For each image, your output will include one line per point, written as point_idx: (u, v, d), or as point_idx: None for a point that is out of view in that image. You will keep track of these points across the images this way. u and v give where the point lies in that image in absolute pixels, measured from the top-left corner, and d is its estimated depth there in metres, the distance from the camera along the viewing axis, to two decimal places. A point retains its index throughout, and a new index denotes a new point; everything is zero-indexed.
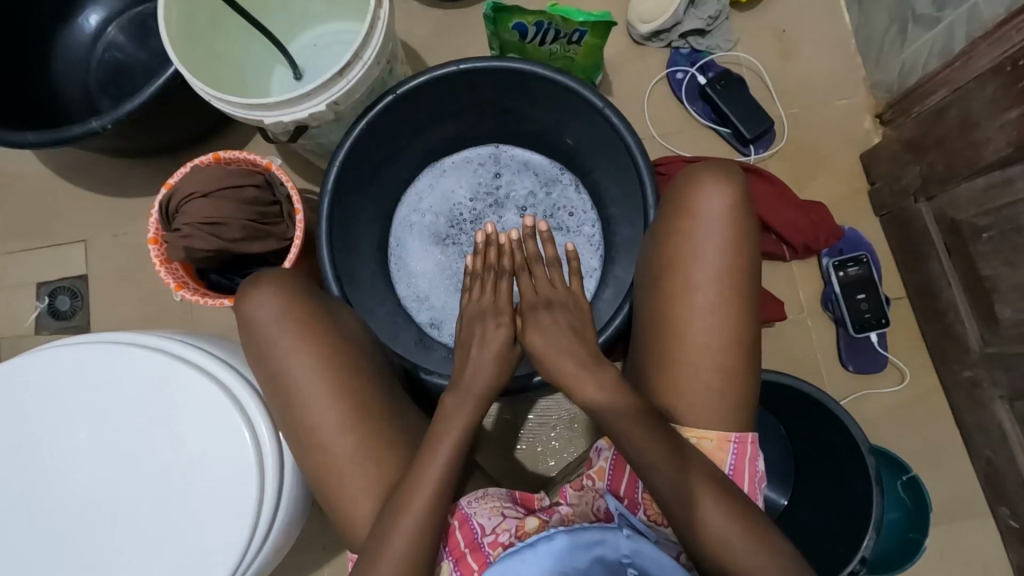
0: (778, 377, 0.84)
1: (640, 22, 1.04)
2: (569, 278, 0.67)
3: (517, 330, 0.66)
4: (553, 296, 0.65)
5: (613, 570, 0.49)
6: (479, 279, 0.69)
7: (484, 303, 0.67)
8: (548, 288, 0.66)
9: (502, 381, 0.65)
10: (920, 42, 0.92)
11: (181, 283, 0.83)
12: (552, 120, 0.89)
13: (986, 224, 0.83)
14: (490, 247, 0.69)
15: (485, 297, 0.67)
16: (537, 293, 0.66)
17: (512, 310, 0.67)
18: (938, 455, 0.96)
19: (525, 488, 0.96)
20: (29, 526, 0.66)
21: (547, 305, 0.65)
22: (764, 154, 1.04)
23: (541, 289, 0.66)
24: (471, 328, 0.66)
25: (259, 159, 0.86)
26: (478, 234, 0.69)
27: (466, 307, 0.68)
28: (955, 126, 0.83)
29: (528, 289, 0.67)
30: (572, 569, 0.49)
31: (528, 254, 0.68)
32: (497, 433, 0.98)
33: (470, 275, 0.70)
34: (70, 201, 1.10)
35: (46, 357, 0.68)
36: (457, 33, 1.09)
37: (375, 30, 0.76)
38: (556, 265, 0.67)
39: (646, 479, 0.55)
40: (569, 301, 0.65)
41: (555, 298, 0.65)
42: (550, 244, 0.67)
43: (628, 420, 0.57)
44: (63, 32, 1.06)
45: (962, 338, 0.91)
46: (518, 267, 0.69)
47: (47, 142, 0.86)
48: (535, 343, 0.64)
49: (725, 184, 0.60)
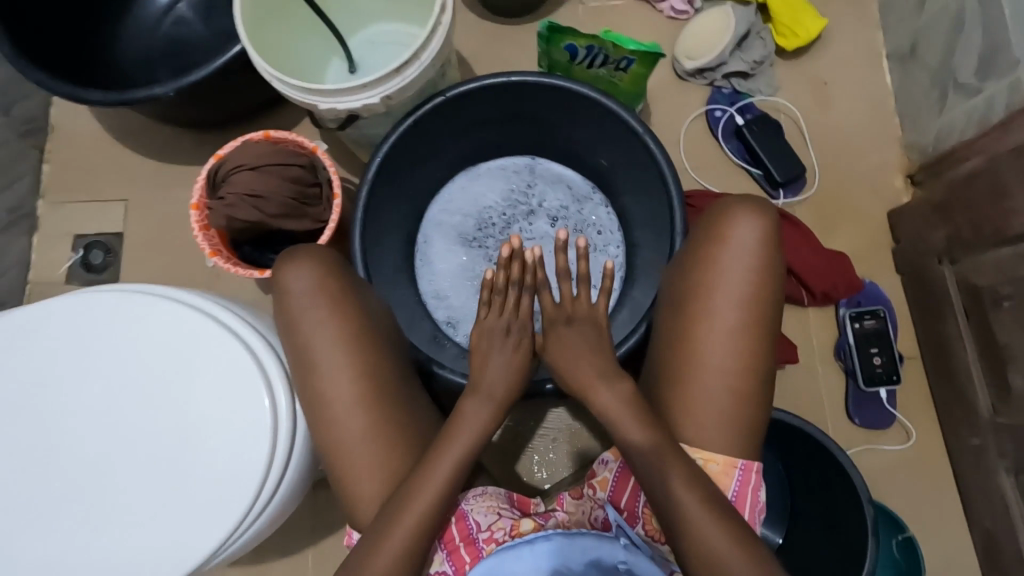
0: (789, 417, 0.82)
1: (685, 59, 1.07)
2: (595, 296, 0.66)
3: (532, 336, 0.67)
4: (575, 312, 0.65)
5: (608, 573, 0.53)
6: (502, 292, 0.66)
7: (500, 308, 0.66)
8: (571, 303, 0.65)
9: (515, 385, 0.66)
10: (959, 109, 0.94)
11: (216, 249, 0.87)
12: (591, 140, 0.91)
13: (1007, 292, 0.83)
14: (514, 261, 0.64)
15: (506, 313, 0.66)
16: (561, 308, 0.65)
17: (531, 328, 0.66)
18: (936, 521, 0.95)
19: (518, 492, 0.97)
20: (45, 458, 0.67)
21: (569, 320, 0.65)
22: (793, 199, 1.06)
23: (564, 304, 0.65)
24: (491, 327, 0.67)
25: (307, 142, 0.89)
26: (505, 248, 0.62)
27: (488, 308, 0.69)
28: (987, 193, 0.84)
29: (548, 302, 0.65)
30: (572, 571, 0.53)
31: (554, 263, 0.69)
32: (496, 437, 0.99)
33: (493, 289, 0.66)
34: (119, 160, 1.15)
35: (86, 299, 0.70)
36: (509, 47, 1.13)
37: (436, 34, 0.80)
38: (584, 282, 0.65)
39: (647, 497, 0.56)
40: (583, 321, 0.65)
41: (578, 313, 0.65)
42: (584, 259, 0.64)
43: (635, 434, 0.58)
44: (137, 1, 1.12)
45: (972, 404, 0.91)
46: (539, 284, 0.65)
47: (111, 101, 0.90)
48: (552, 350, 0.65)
49: (754, 218, 0.62)
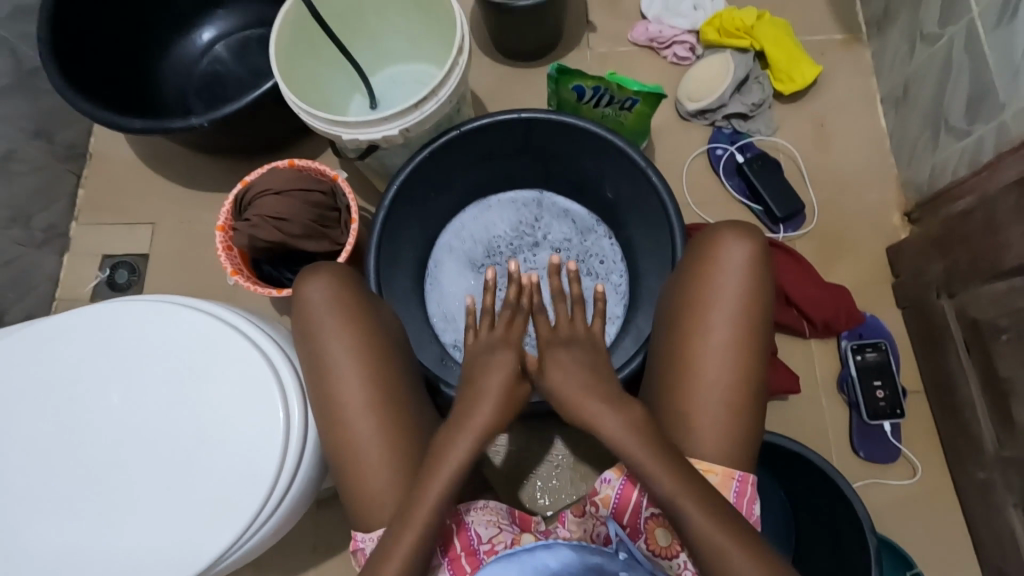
0: (785, 442, 0.83)
1: (688, 100, 1.13)
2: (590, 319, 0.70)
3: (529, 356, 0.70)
4: (570, 333, 0.68)
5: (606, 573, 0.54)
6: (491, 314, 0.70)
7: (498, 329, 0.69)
8: (566, 324, 0.69)
9: (519, 400, 0.68)
10: (951, 150, 0.98)
11: (237, 269, 0.91)
12: (597, 173, 0.96)
13: (1006, 326, 0.85)
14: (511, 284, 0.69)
15: (502, 333, 0.69)
16: (556, 331, 0.69)
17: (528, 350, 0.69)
18: (945, 560, 0.94)
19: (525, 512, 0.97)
20: (67, 459, 0.70)
21: (566, 342, 0.68)
22: (793, 233, 1.10)
23: (559, 325, 0.69)
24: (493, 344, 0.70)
25: (328, 170, 0.95)
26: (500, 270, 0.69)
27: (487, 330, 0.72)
28: (980, 230, 0.86)
29: (544, 325, 0.69)
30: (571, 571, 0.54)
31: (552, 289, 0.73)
32: (499, 461, 0.99)
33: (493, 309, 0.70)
34: (151, 186, 1.22)
35: (117, 308, 0.74)
36: (522, 87, 1.20)
37: (453, 73, 0.86)
38: (578, 305, 0.69)
39: None
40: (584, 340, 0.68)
41: (572, 335, 0.68)
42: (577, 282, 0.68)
43: (636, 447, 0.60)
44: (178, 41, 1.21)
45: (978, 439, 0.91)
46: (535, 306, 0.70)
47: (150, 129, 0.97)
48: (555, 368, 0.67)
49: (748, 244, 0.65)
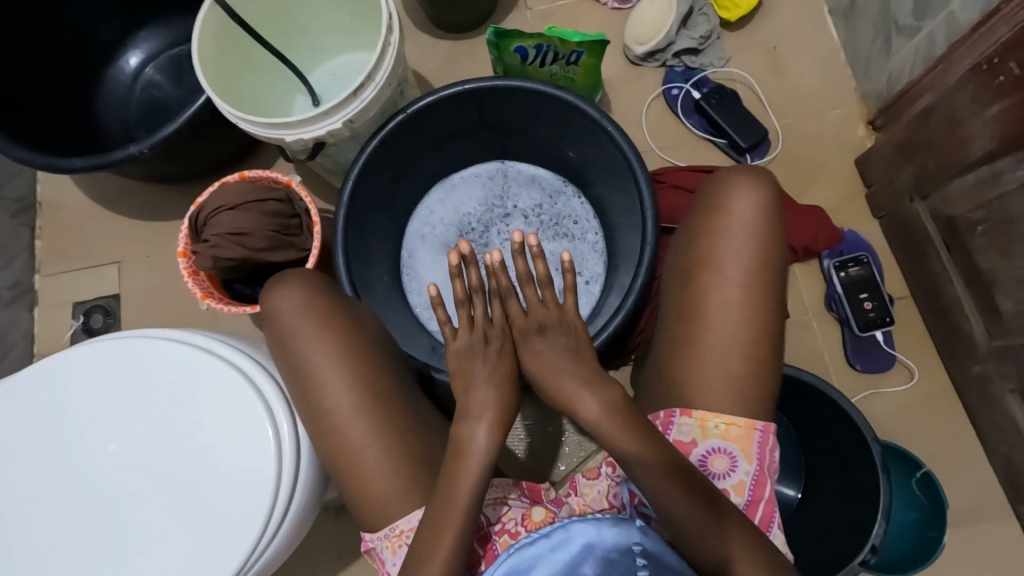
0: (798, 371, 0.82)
1: (635, 44, 1.10)
2: (563, 296, 0.65)
3: (508, 340, 0.65)
4: (546, 318, 0.64)
5: (625, 565, 0.51)
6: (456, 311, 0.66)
7: (477, 322, 0.65)
8: (538, 307, 0.64)
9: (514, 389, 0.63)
10: (904, 51, 0.96)
11: (207, 292, 0.90)
12: (555, 133, 0.93)
13: (981, 218, 0.84)
14: (468, 267, 0.65)
15: (474, 327, 0.65)
16: (529, 317, 0.64)
17: (505, 332, 0.65)
18: (953, 454, 0.96)
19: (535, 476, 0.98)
20: (66, 507, 0.69)
21: (541, 323, 0.64)
22: (761, 161, 1.08)
23: (532, 310, 0.64)
24: (467, 345, 0.64)
25: (280, 176, 0.92)
26: (453, 255, 0.64)
27: (463, 326, 0.65)
28: (943, 126, 0.85)
29: (517, 311, 0.64)
30: (596, 559, 0.51)
31: (518, 274, 0.65)
32: (520, 454, 0.99)
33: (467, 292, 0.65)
34: (108, 224, 1.18)
35: (89, 349, 0.72)
36: (466, 59, 1.17)
37: (386, 54, 0.83)
38: (548, 283, 0.65)
39: (637, 473, 0.55)
40: (560, 319, 0.64)
41: (549, 321, 0.64)
42: (540, 260, 0.64)
43: (624, 425, 0.56)
44: (106, 72, 1.16)
45: (968, 334, 0.92)
46: (503, 291, 0.65)
47: (91, 166, 0.93)
48: (537, 363, 0.62)
49: (758, 189, 0.64)
